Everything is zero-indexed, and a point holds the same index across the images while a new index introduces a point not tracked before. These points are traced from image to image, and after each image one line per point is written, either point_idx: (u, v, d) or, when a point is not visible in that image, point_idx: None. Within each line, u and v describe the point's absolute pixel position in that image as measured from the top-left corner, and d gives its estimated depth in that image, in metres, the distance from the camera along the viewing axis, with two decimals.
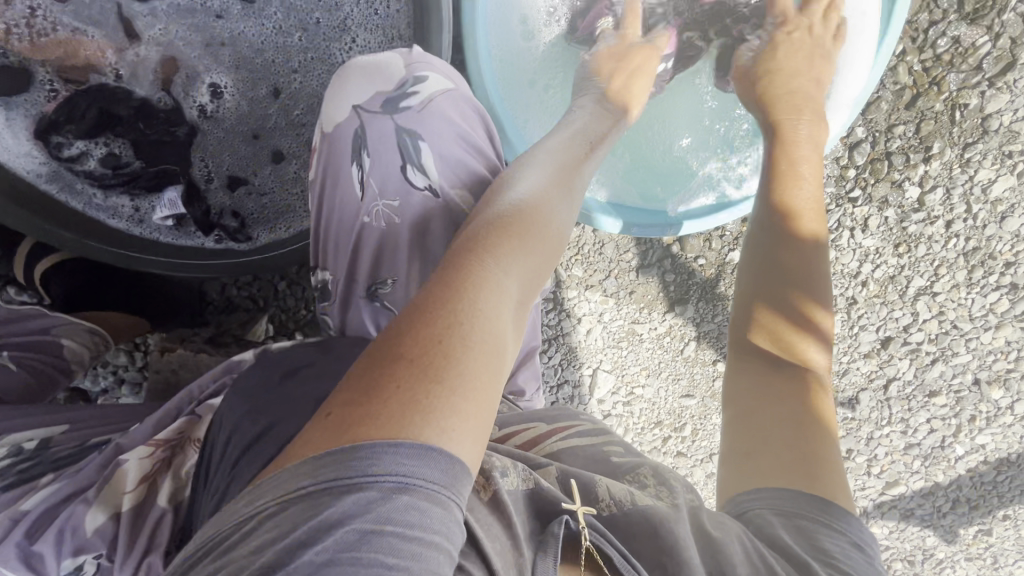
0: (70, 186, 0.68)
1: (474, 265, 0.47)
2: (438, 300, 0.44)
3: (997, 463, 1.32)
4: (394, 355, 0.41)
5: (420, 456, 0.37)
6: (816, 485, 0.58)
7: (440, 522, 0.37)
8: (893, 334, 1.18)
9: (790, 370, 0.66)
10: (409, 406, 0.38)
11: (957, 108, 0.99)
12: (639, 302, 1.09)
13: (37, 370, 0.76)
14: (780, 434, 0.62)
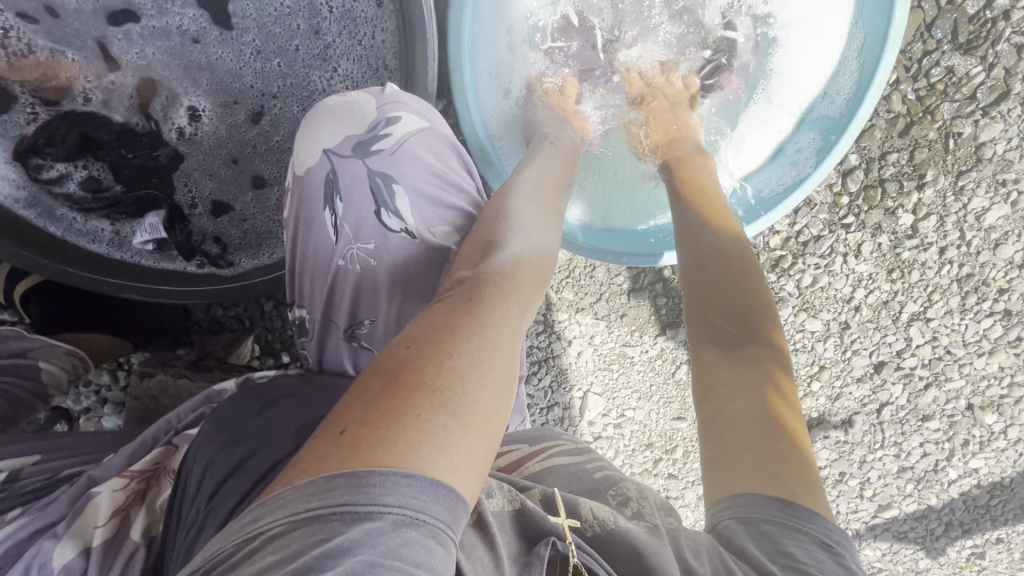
0: (49, 211, 0.67)
1: (494, 295, 0.47)
2: (460, 324, 0.44)
3: (991, 487, 1.31)
4: (412, 381, 0.39)
5: (424, 489, 0.35)
6: (781, 480, 0.56)
7: (442, 563, 0.35)
8: (886, 359, 1.17)
9: (749, 356, 0.65)
10: (428, 438, 0.37)
11: (951, 136, 0.98)
12: (631, 325, 1.08)
13: (14, 395, 0.75)
14: (743, 426, 0.60)
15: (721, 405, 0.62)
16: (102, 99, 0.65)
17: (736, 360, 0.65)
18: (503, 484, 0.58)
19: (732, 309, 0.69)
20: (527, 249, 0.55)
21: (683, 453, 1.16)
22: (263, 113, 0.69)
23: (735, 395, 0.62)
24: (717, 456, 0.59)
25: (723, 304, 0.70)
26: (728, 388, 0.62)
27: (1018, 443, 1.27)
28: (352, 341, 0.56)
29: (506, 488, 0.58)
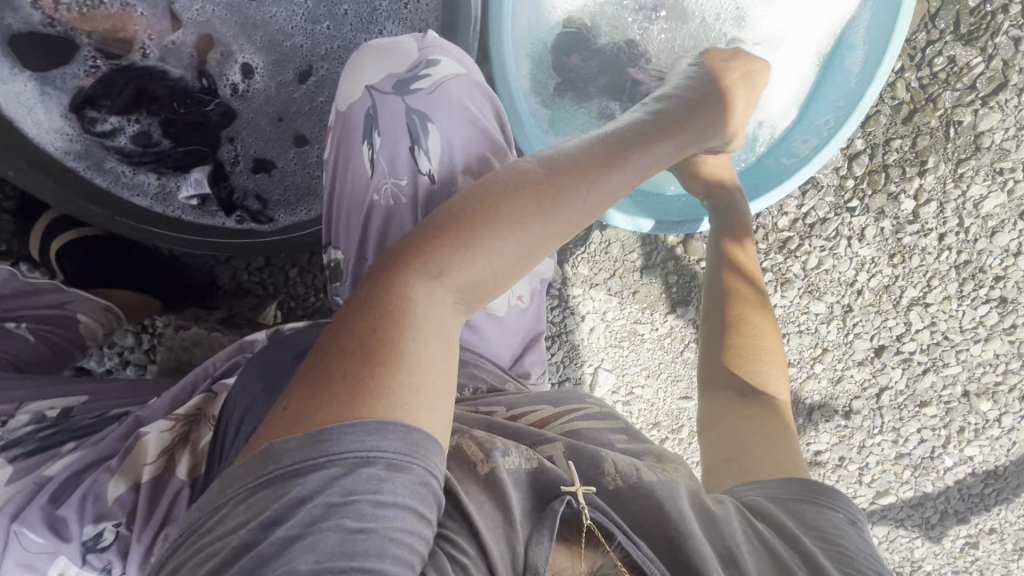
0: (100, 163, 0.69)
1: (439, 254, 0.47)
2: (395, 287, 0.46)
3: (984, 475, 1.35)
4: (339, 348, 0.44)
5: (370, 434, 0.40)
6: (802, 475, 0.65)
7: (403, 489, 0.40)
8: (886, 343, 1.21)
9: (757, 397, 0.75)
10: (355, 390, 0.42)
11: (952, 125, 1.03)
12: (642, 302, 1.11)
13: (54, 344, 0.77)
14: (759, 445, 0.69)
15: (728, 425, 0.73)
16: (159, 56, 0.67)
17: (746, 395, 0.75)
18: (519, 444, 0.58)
19: (741, 350, 0.79)
20: (499, 190, 0.50)
21: (689, 432, 1.19)
22: (310, 73, 0.72)
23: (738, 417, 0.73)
24: (717, 459, 0.70)
25: (732, 343, 0.79)
26: (735, 413, 0.73)
27: (1012, 431, 1.31)
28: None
29: (521, 448, 0.57)
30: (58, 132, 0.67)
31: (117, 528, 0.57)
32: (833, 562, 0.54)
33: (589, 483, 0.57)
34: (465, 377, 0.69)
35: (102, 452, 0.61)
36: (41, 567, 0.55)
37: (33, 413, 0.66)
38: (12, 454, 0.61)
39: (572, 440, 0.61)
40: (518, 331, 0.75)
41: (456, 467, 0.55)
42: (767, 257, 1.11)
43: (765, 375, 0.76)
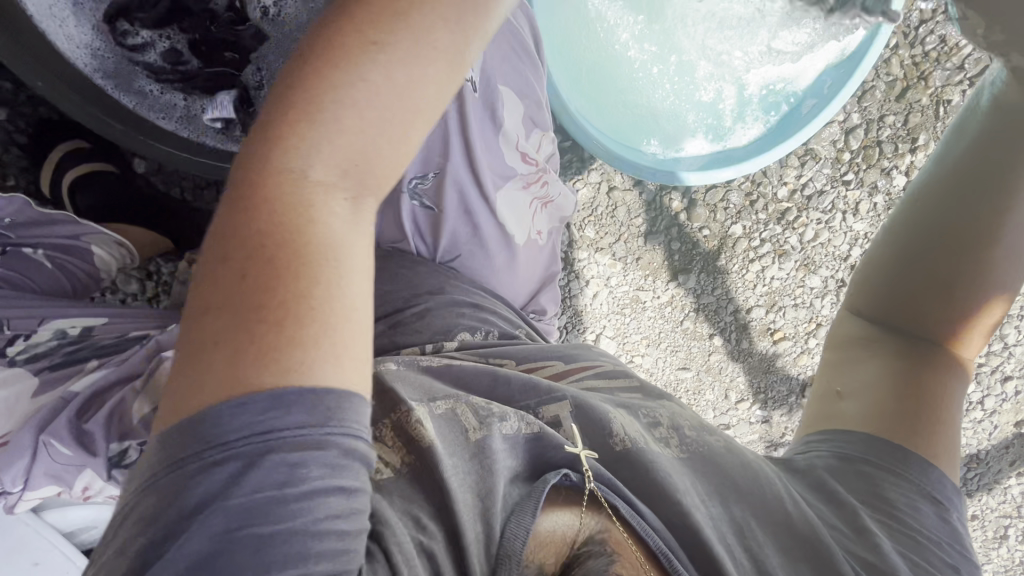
0: (128, 82, 0.70)
1: (265, 174, 0.34)
2: (237, 229, 0.33)
3: (967, 459, 1.39)
4: (198, 310, 0.32)
5: (265, 415, 0.30)
6: (919, 436, 0.62)
7: (330, 465, 0.32)
8: None
9: (921, 338, 0.66)
10: (234, 356, 0.31)
11: (942, 104, 1.08)
12: (645, 269, 1.14)
13: (75, 277, 0.78)
14: (898, 392, 0.64)
15: (887, 363, 0.65)
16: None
17: (907, 337, 0.66)
18: (519, 409, 0.52)
19: (930, 282, 0.65)
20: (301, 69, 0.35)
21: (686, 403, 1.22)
22: None
23: (883, 363, 0.66)
24: (829, 393, 0.69)
25: (928, 276, 0.65)
26: (878, 355, 0.67)
27: (995, 413, 1.35)
28: (409, 191, 0.65)
29: (523, 416, 0.51)
30: (87, 49, 0.67)
31: (141, 447, 0.58)
32: (894, 544, 0.56)
33: (595, 446, 0.53)
34: (477, 322, 0.66)
35: (125, 372, 0.61)
36: (69, 478, 0.58)
37: (54, 330, 0.65)
38: (37, 366, 0.62)
39: (580, 397, 0.56)
40: (533, 267, 0.76)
41: (444, 426, 0.48)
42: (766, 228, 1.14)
43: (950, 319, 0.65)
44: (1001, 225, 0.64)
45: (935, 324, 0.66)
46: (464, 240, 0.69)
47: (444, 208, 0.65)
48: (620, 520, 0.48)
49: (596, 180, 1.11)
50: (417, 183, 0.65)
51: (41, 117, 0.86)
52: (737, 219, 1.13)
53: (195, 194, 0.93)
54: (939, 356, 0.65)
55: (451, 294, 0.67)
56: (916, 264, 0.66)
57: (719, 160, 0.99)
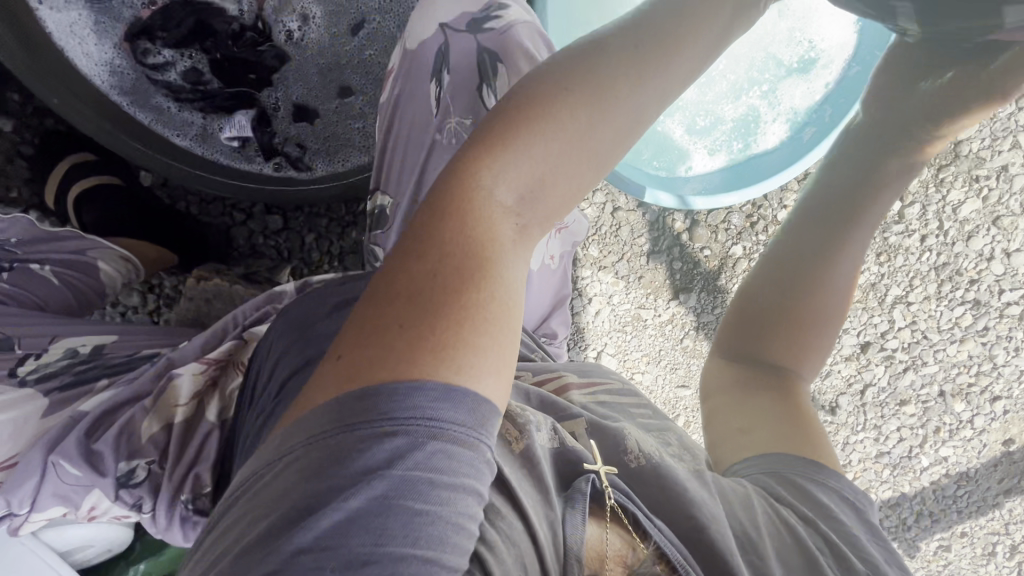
0: (145, 99, 0.71)
1: (464, 187, 0.40)
2: (434, 230, 0.39)
3: (957, 477, 1.42)
4: (389, 294, 0.38)
5: (437, 402, 0.34)
6: (814, 452, 0.65)
7: (469, 466, 0.34)
8: (871, 340, 1.28)
9: (779, 370, 0.71)
10: (419, 343, 0.36)
11: None
12: (647, 287, 1.16)
13: (79, 291, 0.77)
14: (778, 420, 0.67)
15: (766, 391, 0.70)
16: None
17: (769, 368, 0.71)
18: (548, 420, 0.55)
19: (786, 319, 0.71)
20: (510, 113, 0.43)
21: (685, 420, 1.23)
22: (362, 26, 0.73)
23: (767, 393, 0.70)
24: (727, 429, 0.70)
25: (779, 312, 0.72)
26: (759, 388, 0.70)
27: (984, 432, 1.38)
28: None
29: (551, 423, 0.55)
30: (106, 66, 0.69)
31: (150, 466, 0.58)
32: (840, 540, 0.56)
33: (612, 461, 0.55)
34: None
35: (135, 391, 0.60)
36: (75, 499, 0.57)
37: (67, 348, 0.66)
38: (47, 387, 0.62)
39: (596, 419, 0.59)
40: (545, 292, 0.77)
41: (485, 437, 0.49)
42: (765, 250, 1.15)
43: (805, 349, 0.72)
44: (834, 257, 0.72)
45: (794, 355, 0.71)
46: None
47: None
48: (643, 535, 0.48)
49: (600, 201, 1.12)
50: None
51: (49, 128, 0.85)
52: (737, 240, 1.15)
53: (202, 209, 0.93)
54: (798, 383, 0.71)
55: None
56: (771, 302, 0.72)
57: (709, 186, 1.01)
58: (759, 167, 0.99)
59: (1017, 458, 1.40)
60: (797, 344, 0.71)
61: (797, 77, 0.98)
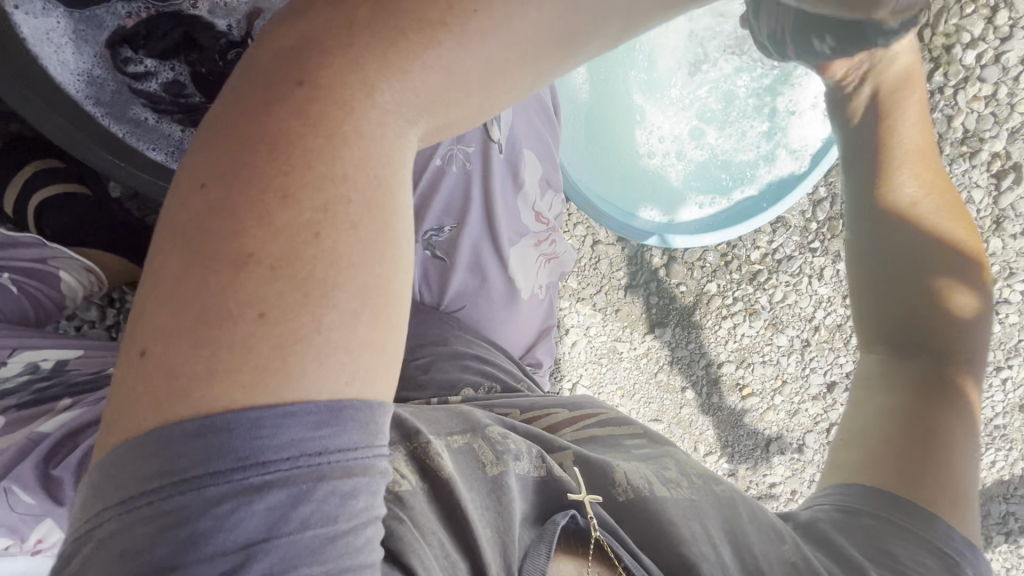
0: (123, 110, 0.70)
1: (348, 96, 0.29)
2: (309, 159, 0.28)
3: None
4: (233, 254, 0.27)
5: (322, 429, 0.27)
6: (919, 492, 0.57)
7: (367, 500, 0.29)
8: (837, 379, 1.28)
9: (915, 378, 0.63)
10: (285, 338, 0.27)
11: None
12: (624, 321, 1.17)
13: (38, 301, 0.72)
14: (889, 435, 0.61)
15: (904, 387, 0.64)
16: (208, 9, 0.67)
17: (911, 375, 0.64)
18: (529, 447, 0.53)
19: (915, 315, 0.66)
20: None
21: None
22: None
23: (879, 400, 0.64)
24: (834, 448, 0.66)
25: (911, 307, 0.66)
26: (881, 396, 0.65)
27: None
28: (425, 241, 0.68)
29: (532, 452, 0.53)
30: (83, 75, 0.67)
31: None
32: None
33: (598, 493, 0.54)
34: (481, 377, 0.68)
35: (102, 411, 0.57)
36: (23, 531, 0.53)
37: (27, 363, 0.61)
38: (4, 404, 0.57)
39: (582, 450, 0.58)
40: (531, 320, 0.80)
41: (461, 460, 0.49)
42: (738, 288, 1.18)
43: (948, 353, 0.64)
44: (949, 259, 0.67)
45: (925, 361, 0.64)
46: (471, 290, 0.73)
47: (456, 258, 0.69)
48: (626, 568, 0.48)
49: (580, 234, 1.14)
50: (435, 235, 0.69)
51: (12, 133, 0.81)
52: (712, 276, 1.18)
53: None
54: (940, 396, 0.62)
55: (455, 346, 0.70)
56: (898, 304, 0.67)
57: (698, 228, 1.05)
58: (747, 214, 1.03)
59: None
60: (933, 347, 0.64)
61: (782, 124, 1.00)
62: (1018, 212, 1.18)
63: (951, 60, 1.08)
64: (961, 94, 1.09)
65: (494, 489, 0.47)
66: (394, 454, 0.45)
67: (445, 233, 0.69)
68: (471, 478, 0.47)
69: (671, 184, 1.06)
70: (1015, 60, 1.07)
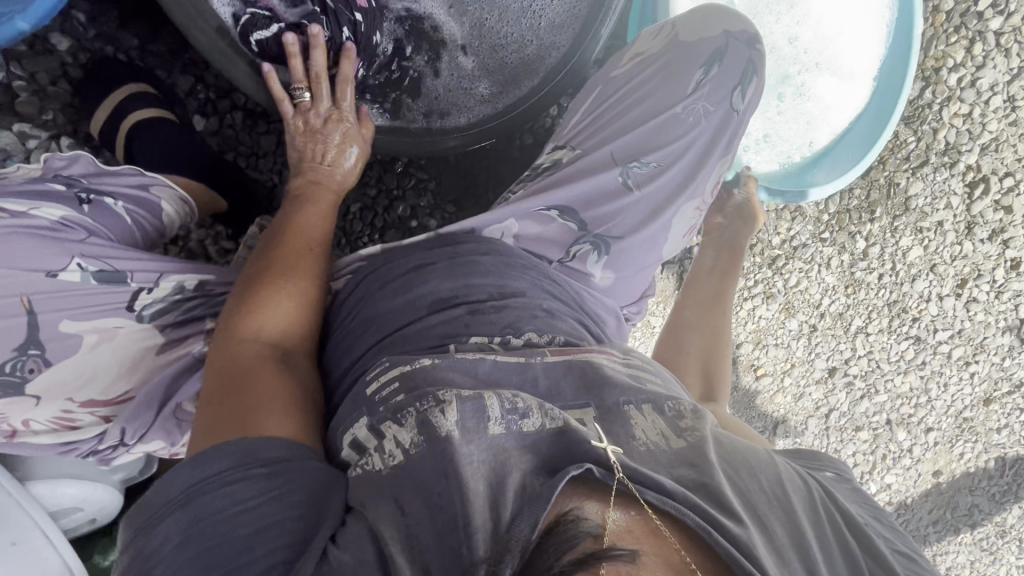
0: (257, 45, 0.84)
1: (243, 331, 0.64)
2: (233, 356, 0.62)
3: (897, 506, 1.59)
4: (208, 399, 0.58)
5: (206, 460, 0.52)
6: (714, 374, 0.92)
7: (222, 498, 0.50)
8: (838, 365, 1.43)
9: (709, 317, 0.99)
10: (227, 427, 0.55)
11: (893, 185, 1.33)
12: (658, 296, 1.25)
13: (146, 230, 0.80)
14: (704, 348, 0.95)
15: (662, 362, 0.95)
16: None
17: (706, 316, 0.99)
18: (542, 404, 0.53)
19: (710, 283, 1.04)
20: (248, 279, 0.68)
21: None
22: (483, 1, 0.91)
23: (695, 331, 0.97)
24: (691, 365, 0.93)
25: (707, 277, 1.05)
26: (699, 333, 0.97)
27: (919, 462, 1.55)
28: (624, 170, 0.78)
29: (544, 407, 0.53)
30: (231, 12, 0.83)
31: None
32: (858, 505, 0.65)
33: (619, 444, 0.53)
34: (547, 327, 0.66)
35: None
36: (175, 437, 0.79)
37: (174, 284, 0.74)
38: (162, 322, 0.74)
39: (604, 408, 0.56)
40: (638, 279, 0.84)
41: (471, 411, 0.51)
42: (759, 271, 1.35)
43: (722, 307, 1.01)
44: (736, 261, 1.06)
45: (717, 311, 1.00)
46: (627, 226, 0.78)
47: (644, 195, 0.78)
48: (652, 507, 0.47)
49: None
50: (634, 168, 0.78)
51: (105, 55, 0.93)
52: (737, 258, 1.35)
53: (251, 162, 1.01)
54: (718, 329, 0.97)
55: (531, 299, 0.68)
56: (709, 281, 1.04)
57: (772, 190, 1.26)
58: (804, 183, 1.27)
59: (944, 489, 1.58)
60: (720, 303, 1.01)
61: (834, 117, 1.24)
62: (987, 220, 1.36)
63: (938, 80, 1.29)
64: (945, 111, 1.30)
65: (489, 444, 0.49)
66: (404, 434, 0.51)
67: (646, 167, 0.79)
68: (473, 434, 0.50)
69: (768, 141, 1.28)
70: (987, 86, 1.28)
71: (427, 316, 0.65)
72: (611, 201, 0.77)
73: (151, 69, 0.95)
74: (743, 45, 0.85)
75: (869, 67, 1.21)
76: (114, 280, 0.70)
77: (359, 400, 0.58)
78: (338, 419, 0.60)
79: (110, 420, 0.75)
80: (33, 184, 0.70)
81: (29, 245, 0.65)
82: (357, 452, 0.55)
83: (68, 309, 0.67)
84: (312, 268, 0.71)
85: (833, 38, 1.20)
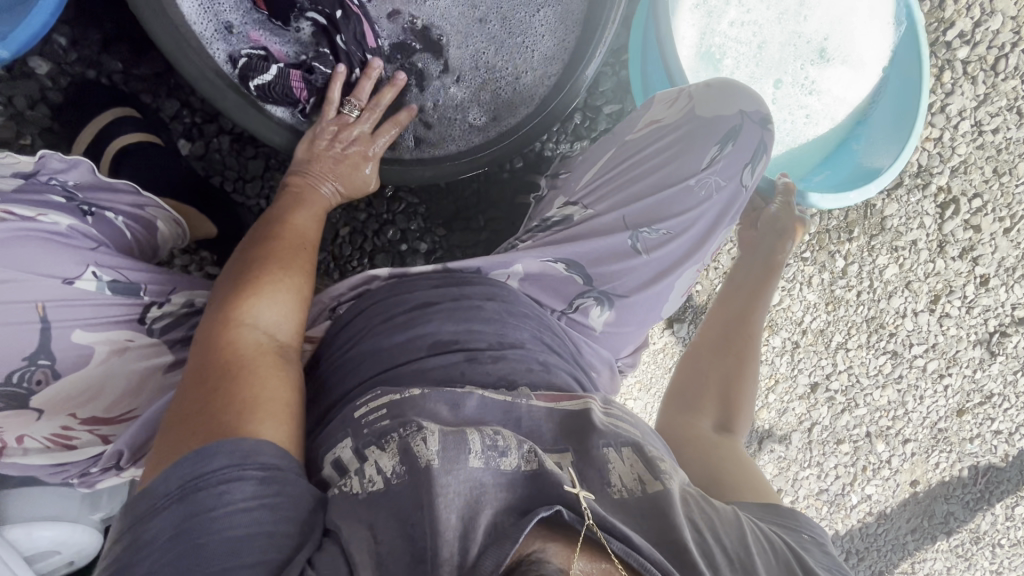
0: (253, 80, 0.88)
1: (235, 324, 0.61)
2: (224, 348, 0.59)
3: (878, 516, 1.61)
4: (198, 393, 0.55)
5: (192, 467, 0.49)
6: (731, 404, 0.91)
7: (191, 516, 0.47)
8: (819, 380, 1.46)
9: (734, 340, 0.97)
10: (223, 423, 0.52)
11: (869, 206, 1.38)
12: None
13: (140, 245, 0.79)
14: (725, 373, 0.93)
15: (680, 379, 0.95)
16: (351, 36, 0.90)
17: (732, 339, 0.97)
18: (521, 445, 0.53)
19: (740, 305, 1.02)
20: (239, 274, 0.66)
21: None
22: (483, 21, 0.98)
23: (717, 353, 0.96)
24: (712, 389, 0.91)
25: (737, 298, 1.03)
26: (725, 356, 0.95)
27: (898, 472, 1.58)
28: (633, 234, 0.80)
29: (522, 447, 0.52)
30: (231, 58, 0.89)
31: None
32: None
33: (593, 490, 0.54)
34: (545, 380, 0.65)
35: None
36: None
37: (186, 299, 0.75)
38: (172, 338, 0.73)
39: (585, 453, 0.57)
40: (638, 319, 0.84)
41: (449, 442, 0.50)
42: None
43: (749, 332, 0.99)
44: (768, 283, 1.05)
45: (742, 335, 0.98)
46: (634, 282, 0.80)
47: (652, 261, 0.80)
48: (619, 558, 0.47)
49: None
50: (644, 233, 0.80)
51: (87, 79, 0.91)
52: None
53: (237, 186, 0.99)
54: (743, 354, 0.95)
55: (530, 350, 0.68)
56: (740, 303, 1.03)
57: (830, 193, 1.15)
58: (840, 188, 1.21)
59: (921, 498, 1.61)
60: (747, 327, 0.99)
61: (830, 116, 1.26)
62: (957, 238, 1.41)
63: None
64: None
65: (470, 477, 0.49)
66: (388, 464, 0.51)
67: (655, 233, 0.81)
68: (453, 465, 0.49)
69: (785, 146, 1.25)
70: (956, 111, 1.34)
71: (425, 357, 0.64)
72: (617, 263, 0.79)
73: (136, 94, 0.93)
74: (756, 124, 0.85)
75: (873, 60, 1.22)
76: (129, 291, 0.70)
77: (345, 421, 0.58)
78: (323, 435, 0.59)
79: (109, 441, 0.72)
80: (31, 190, 0.69)
81: (44, 252, 0.65)
82: (339, 472, 0.55)
83: (83, 319, 0.66)
84: (305, 268, 0.70)
85: (841, 21, 1.21)
